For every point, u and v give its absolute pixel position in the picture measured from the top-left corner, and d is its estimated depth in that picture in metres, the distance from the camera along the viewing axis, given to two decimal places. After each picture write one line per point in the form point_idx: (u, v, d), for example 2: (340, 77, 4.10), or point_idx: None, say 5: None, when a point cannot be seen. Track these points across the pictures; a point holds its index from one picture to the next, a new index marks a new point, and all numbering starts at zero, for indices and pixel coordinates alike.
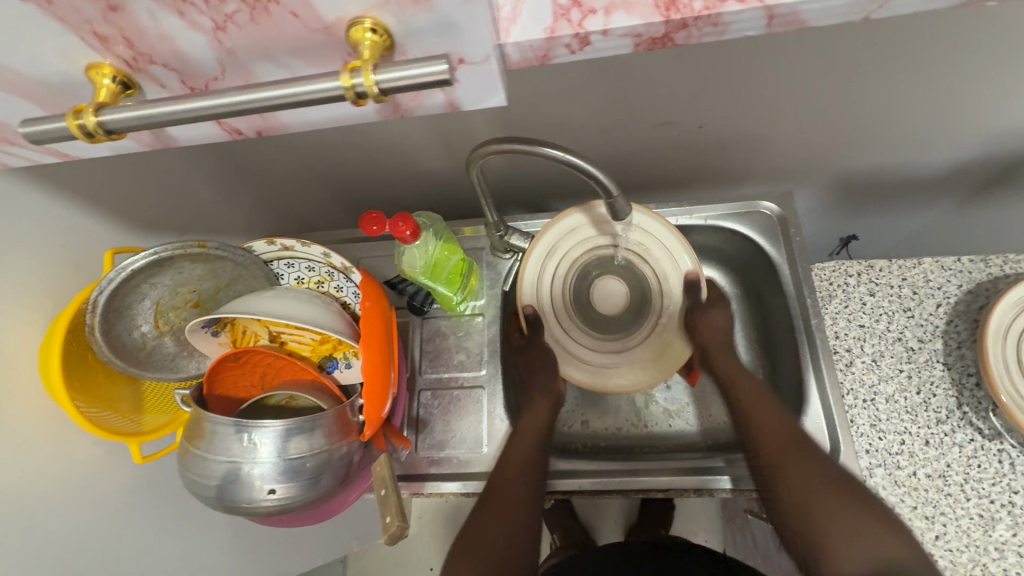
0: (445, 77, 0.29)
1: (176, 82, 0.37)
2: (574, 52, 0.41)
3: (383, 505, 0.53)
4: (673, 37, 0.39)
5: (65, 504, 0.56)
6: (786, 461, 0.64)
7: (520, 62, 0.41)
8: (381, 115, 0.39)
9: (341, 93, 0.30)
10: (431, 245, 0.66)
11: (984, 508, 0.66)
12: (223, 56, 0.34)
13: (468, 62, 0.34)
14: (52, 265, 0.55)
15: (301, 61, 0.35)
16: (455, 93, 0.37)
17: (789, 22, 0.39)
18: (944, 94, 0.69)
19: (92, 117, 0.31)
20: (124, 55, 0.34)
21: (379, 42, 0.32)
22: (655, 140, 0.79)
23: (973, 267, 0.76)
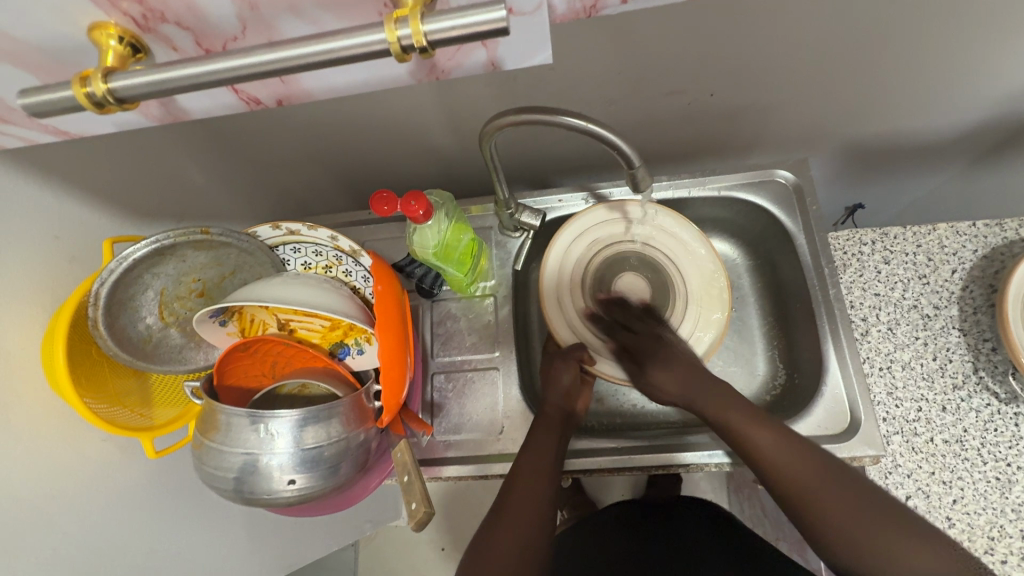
0: (503, 26, 0.26)
1: (189, 42, 0.34)
2: (625, 1, 0.35)
3: (407, 492, 0.52)
4: None
5: (78, 502, 0.54)
6: (810, 493, 0.54)
7: (566, 15, 0.36)
8: (416, 78, 0.36)
9: (385, 47, 0.27)
10: (443, 224, 0.63)
11: (1001, 471, 0.67)
12: (244, 12, 0.32)
13: (518, 12, 0.31)
14: (48, 256, 0.52)
15: (331, 15, 0.32)
16: (499, 49, 0.34)
17: None
18: (967, 53, 0.67)
19: (101, 84, 0.29)
20: (131, 12, 0.31)
21: None
22: (665, 110, 0.76)
23: (989, 231, 0.75)
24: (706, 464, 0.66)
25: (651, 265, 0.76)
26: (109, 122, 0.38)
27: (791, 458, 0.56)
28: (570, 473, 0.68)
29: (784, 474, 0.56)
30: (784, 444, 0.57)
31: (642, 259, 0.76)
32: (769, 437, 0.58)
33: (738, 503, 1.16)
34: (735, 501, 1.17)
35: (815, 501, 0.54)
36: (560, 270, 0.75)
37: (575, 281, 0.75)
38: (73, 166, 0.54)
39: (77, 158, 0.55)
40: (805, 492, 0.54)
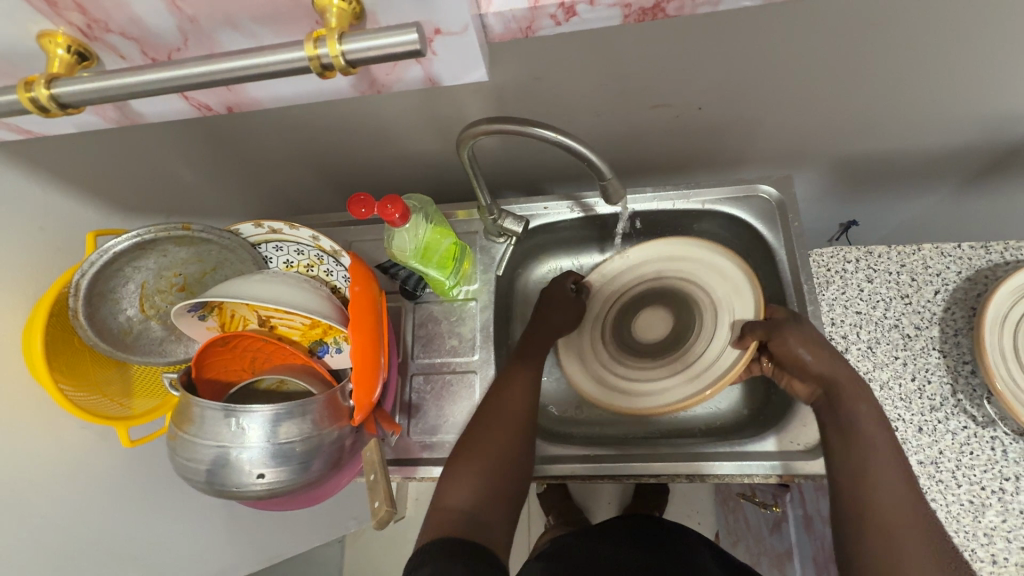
0: (417, 48, 0.27)
1: (136, 53, 0.35)
2: (560, 24, 0.39)
3: (371, 490, 0.53)
4: (664, 8, 0.37)
5: (54, 489, 0.55)
6: (895, 530, 0.46)
7: (503, 35, 0.40)
8: (359, 91, 0.37)
9: (306, 64, 0.28)
10: (421, 228, 0.65)
11: (975, 494, 0.66)
12: (185, 24, 0.33)
13: (446, 32, 0.32)
14: (33, 247, 0.54)
15: (268, 30, 0.33)
16: (433, 66, 0.35)
17: None
18: (950, 76, 0.67)
19: (44, 89, 0.30)
20: (78, 21, 0.32)
21: (347, 9, 0.30)
22: (652, 123, 0.77)
23: (973, 253, 0.75)
24: (722, 474, 0.65)
25: (671, 294, 0.75)
26: (72, 123, 0.39)
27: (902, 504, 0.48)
28: (545, 478, 0.69)
29: (879, 511, 0.48)
30: (903, 493, 0.48)
31: (647, 294, 0.76)
32: (889, 475, 0.50)
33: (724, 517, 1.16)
34: (721, 514, 1.17)
35: (897, 540, 0.46)
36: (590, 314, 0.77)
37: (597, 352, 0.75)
38: (60, 161, 0.56)
39: (65, 152, 0.56)
40: (888, 529, 0.46)
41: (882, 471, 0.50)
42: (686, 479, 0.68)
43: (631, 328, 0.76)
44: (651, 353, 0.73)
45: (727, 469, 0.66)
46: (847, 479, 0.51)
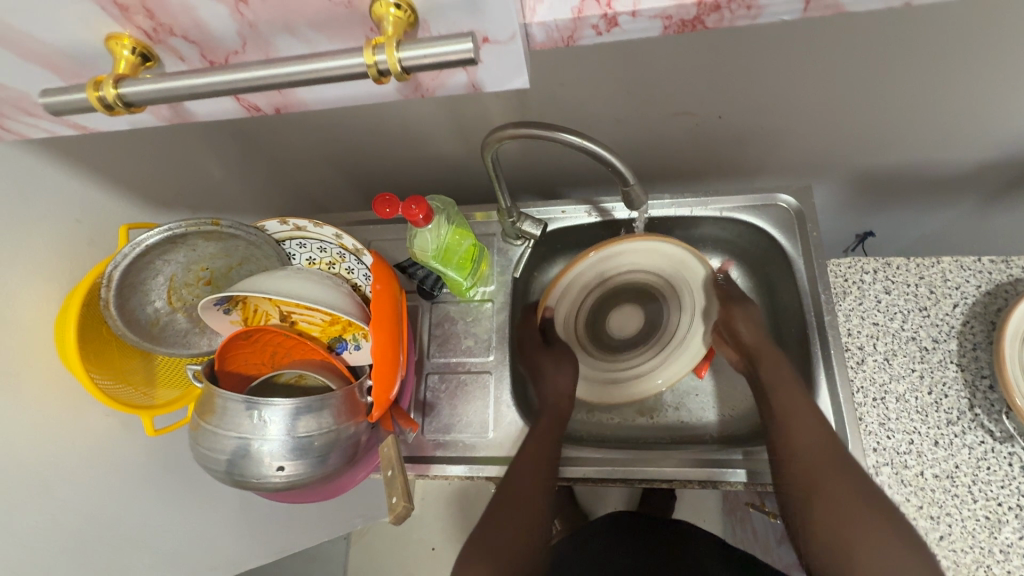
0: (471, 56, 0.28)
1: (195, 55, 0.36)
2: (601, 34, 0.40)
3: (389, 486, 0.53)
4: (704, 20, 0.39)
5: (78, 474, 0.57)
6: (814, 480, 0.59)
7: (544, 43, 0.41)
8: (401, 95, 0.38)
9: (363, 71, 0.29)
10: (443, 229, 0.66)
11: (991, 510, 0.66)
12: (245, 29, 0.34)
13: (493, 41, 0.33)
14: (68, 238, 0.55)
15: (323, 35, 0.34)
16: (477, 74, 0.36)
17: (828, 9, 0.38)
18: (976, 90, 0.67)
19: (111, 88, 0.31)
20: (144, 25, 0.34)
21: (402, 18, 0.31)
22: (672, 130, 0.77)
23: (993, 267, 0.74)
24: (733, 482, 0.66)
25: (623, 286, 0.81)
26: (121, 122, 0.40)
27: (815, 453, 0.61)
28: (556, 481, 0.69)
29: (803, 465, 0.61)
30: (815, 442, 0.62)
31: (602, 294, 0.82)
32: (802, 429, 0.63)
33: (732, 525, 1.15)
34: (728, 522, 1.16)
35: (822, 491, 0.59)
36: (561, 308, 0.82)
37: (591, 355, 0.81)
38: (96, 156, 0.58)
39: (100, 147, 0.58)
40: (811, 481, 0.60)
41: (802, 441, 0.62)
42: (698, 485, 0.68)
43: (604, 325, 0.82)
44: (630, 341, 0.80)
45: (738, 477, 0.66)
46: (777, 436, 0.64)
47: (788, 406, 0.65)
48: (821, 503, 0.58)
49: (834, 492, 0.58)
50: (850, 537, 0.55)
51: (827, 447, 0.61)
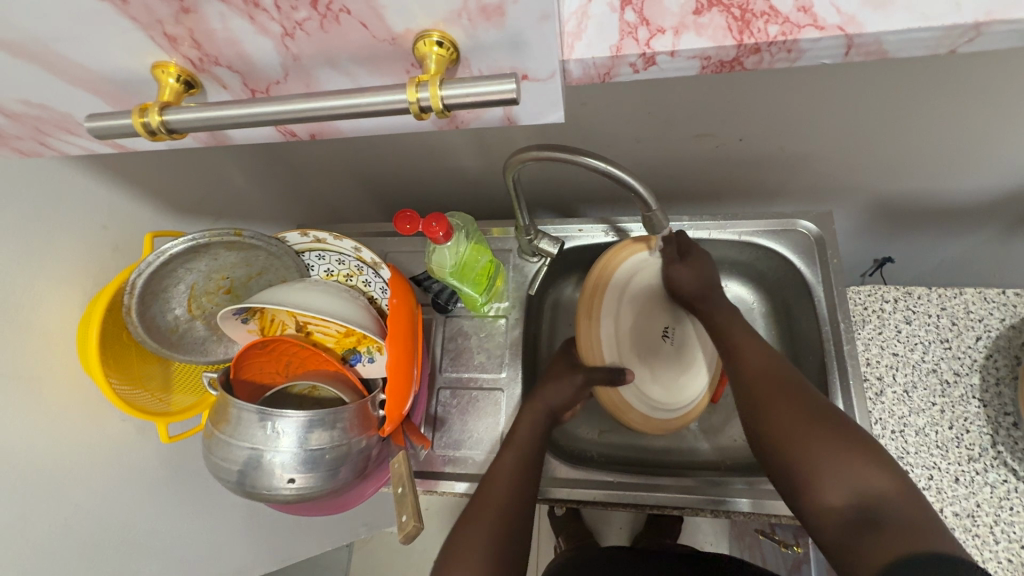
0: (513, 97, 0.28)
1: (238, 84, 0.37)
2: (637, 71, 0.41)
3: (399, 504, 0.53)
4: (742, 62, 0.40)
5: (92, 481, 0.57)
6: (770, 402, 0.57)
7: (581, 79, 0.42)
8: (437, 126, 0.39)
9: (404, 106, 0.29)
10: (462, 245, 0.66)
11: (1013, 552, 0.64)
12: (288, 61, 0.34)
13: (533, 78, 0.34)
14: (94, 247, 0.56)
15: (365, 70, 0.35)
16: (514, 109, 0.37)
17: (869, 52, 0.39)
18: (1003, 123, 0.66)
19: (156, 116, 0.32)
20: (190, 55, 0.34)
21: (446, 56, 0.32)
22: (692, 151, 0.77)
23: (1020, 301, 0.73)
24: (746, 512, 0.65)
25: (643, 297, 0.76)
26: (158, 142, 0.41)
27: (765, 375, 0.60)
28: (563, 502, 0.69)
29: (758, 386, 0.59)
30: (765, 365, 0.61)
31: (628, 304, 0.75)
32: (755, 355, 0.63)
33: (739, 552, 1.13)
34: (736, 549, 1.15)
35: (779, 413, 0.56)
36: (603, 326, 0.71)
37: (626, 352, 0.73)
38: (125, 165, 0.59)
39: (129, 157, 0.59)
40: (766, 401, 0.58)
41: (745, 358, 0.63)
42: (708, 513, 0.67)
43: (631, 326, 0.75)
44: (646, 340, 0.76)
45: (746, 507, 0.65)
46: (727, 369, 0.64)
47: (742, 339, 0.65)
48: (773, 425, 0.56)
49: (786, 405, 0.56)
50: (814, 464, 0.51)
51: (776, 370, 0.60)
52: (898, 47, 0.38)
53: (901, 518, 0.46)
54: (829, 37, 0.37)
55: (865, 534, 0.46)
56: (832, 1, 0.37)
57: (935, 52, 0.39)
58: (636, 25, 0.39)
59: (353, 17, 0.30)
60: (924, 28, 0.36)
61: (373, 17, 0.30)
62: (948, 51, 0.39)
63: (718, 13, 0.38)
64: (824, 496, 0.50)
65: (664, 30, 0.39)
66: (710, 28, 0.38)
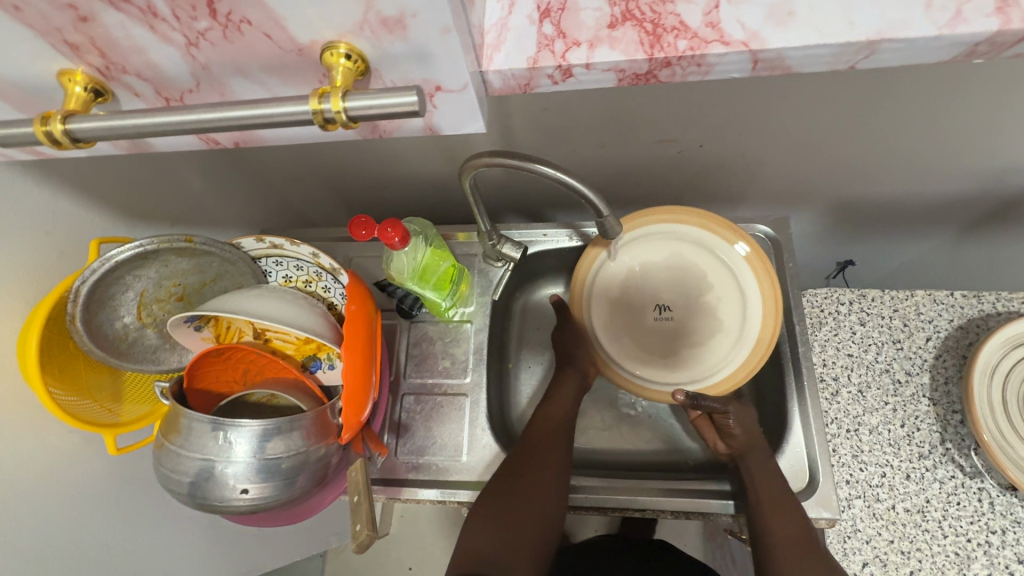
0: (416, 109, 0.28)
1: (150, 92, 0.37)
2: (557, 83, 0.42)
3: (353, 513, 0.52)
4: (656, 75, 0.41)
5: (37, 495, 0.55)
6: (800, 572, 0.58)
7: (503, 90, 0.42)
8: (360, 135, 0.39)
9: (308, 117, 0.29)
10: (420, 251, 0.66)
11: (961, 546, 0.66)
12: (198, 72, 0.34)
13: (446, 90, 0.34)
14: (35, 255, 0.55)
15: (277, 79, 0.35)
16: (433, 118, 0.37)
17: (774, 68, 0.40)
18: (943, 131, 0.69)
19: (59, 125, 0.31)
20: (96, 63, 0.34)
21: (353, 68, 0.32)
22: (653, 157, 0.78)
23: (966, 302, 0.75)
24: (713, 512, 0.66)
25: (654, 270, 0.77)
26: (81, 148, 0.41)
27: (799, 547, 0.59)
28: None
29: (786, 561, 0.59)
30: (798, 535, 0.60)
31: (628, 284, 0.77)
32: (789, 524, 0.60)
33: (712, 550, 1.15)
34: (708, 547, 1.16)
35: None
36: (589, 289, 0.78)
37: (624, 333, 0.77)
38: (69, 171, 0.57)
39: (75, 163, 0.58)
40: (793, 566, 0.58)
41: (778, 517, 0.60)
42: (672, 515, 0.68)
43: (635, 304, 0.77)
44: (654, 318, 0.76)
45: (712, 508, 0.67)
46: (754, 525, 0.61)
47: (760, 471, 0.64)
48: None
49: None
50: None
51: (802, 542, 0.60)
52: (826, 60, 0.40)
53: None
54: (735, 52, 0.38)
55: None
56: (736, 20, 0.39)
57: (836, 67, 0.41)
58: (551, 40, 0.40)
59: (255, 28, 0.30)
60: (824, 45, 0.37)
61: (275, 28, 0.30)
62: (850, 66, 0.40)
63: (631, 27, 0.39)
64: None
65: (578, 44, 0.40)
66: (622, 42, 0.39)
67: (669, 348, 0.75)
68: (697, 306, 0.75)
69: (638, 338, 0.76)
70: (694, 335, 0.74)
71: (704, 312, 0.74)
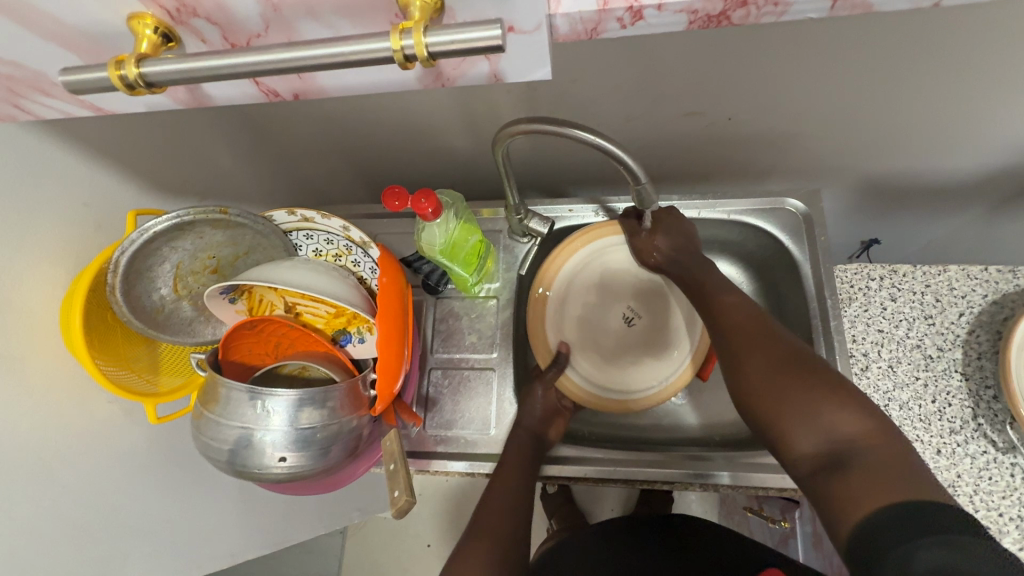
0: (500, 44, 0.28)
1: (217, 37, 0.36)
2: (625, 27, 0.41)
3: (391, 479, 0.53)
4: (729, 16, 0.40)
5: (81, 460, 0.56)
6: (746, 347, 0.58)
7: (568, 35, 0.42)
8: (422, 83, 0.39)
9: (389, 55, 0.29)
10: (452, 224, 0.65)
11: (992, 520, 0.66)
12: (268, 12, 0.34)
13: (518, 30, 0.34)
14: (76, 223, 0.55)
15: (347, 21, 0.34)
16: (500, 64, 0.36)
17: (854, 5, 0.39)
18: (985, 100, 0.67)
19: (134, 69, 0.31)
20: (168, 5, 0.34)
21: (430, 4, 0.31)
22: (682, 130, 0.77)
23: (1001, 277, 0.74)
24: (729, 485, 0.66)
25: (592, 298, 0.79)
26: (139, 104, 0.41)
27: (747, 329, 0.60)
28: (558, 479, 0.69)
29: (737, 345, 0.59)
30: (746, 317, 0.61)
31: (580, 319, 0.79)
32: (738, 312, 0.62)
33: None
34: None
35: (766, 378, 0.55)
36: (566, 269, 0.78)
37: (610, 358, 0.77)
38: (106, 139, 0.58)
39: (112, 133, 0.58)
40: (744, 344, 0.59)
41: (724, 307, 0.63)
42: (696, 488, 0.68)
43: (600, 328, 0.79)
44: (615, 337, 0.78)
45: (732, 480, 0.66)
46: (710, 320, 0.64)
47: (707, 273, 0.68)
48: (748, 377, 0.57)
49: (770, 356, 0.56)
50: (785, 417, 0.52)
51: (754, 325, 0.60)
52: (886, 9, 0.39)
53: (871, 458, 0.47)
54: None
55: (834, 475, 0.47)
56: None
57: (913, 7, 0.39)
58: None
59: None
60: None
61: None
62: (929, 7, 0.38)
63: None
64: (796, 443, 0.51)
65: None
66: None
67: (647, 341, 0.78)
68: (642, 299, 0.80)
69: (622, 357, 0.77)
70: (656, 318, 0.79)
71: (645, 301, 0.80)
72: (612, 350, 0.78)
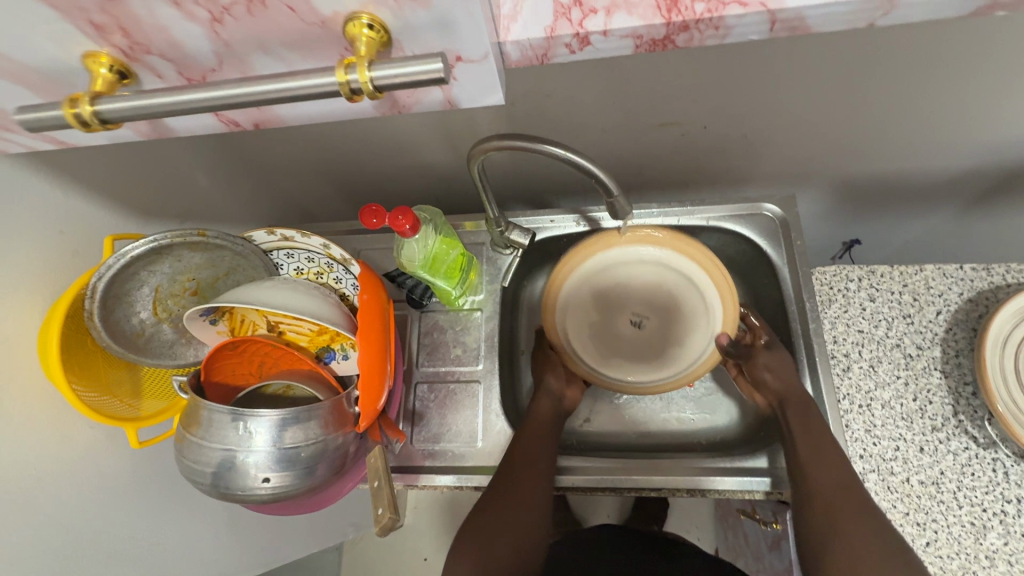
0: (441, 77, 0.29)
1: (173, 73, 0.37)
2: (574, 52, 0.42)
3: (375, 497, 0.53)
4: (674, 40, 0.41)
5: (63, 489, 0.56)
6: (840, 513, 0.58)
7: (520, 62, 0.43)
8: (380, 111, 0.39)
9: (335, 89, 0.30)
10: (431, 239, 0.66)
11: (976, 516, 0.66)
12: (221, 49, 0.35)
13: (466, 60, 0.35)
14: (52, 251, 0.55)
15: (297, 55, 0.35)
16: (454, 91, 0.37)
17: (793, 28, 0.40)
18: (950, 104, 0.68)
19: (87, 107, 0.32)
20: (120, 44, 0.34)
21: (376, 38, 0.32)
22: (658, 140, 0.78)
23: (975, 275, 0.75)
24: (724, 490, 0.66)
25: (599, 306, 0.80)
26: (102, 137, 0.41)
27: (841, 495, 0.59)
28: None
29: (821, 513, 0.59)
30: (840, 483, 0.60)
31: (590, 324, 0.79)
32: (829, 477, 0.61)
33: (724, 533, 1.15)
34: (720, 531, 1.16)
35: (851, 544, 0.56)
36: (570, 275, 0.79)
37: (621, 359, 0.78)
38: (83, 165, 0.58)
39: (88, 160, 0.58)
40: (834, 510, 0.58)
41: (819, 466, 0.61)
42: (686, 493, 0.68)
43: (610, 331, 0.79)
44: (626, 339, 0.79)
45: (726, 485, 0.66)
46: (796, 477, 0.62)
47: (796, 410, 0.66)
48: (834, 546, 0.56)
49: (862, 535, 0.56)
50: None
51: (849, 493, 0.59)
52: (825, 31, 0.42)
53: None
54: (752, 13, 0.38)
55: None
56: None
57: (855, 26, 0.41)
58: (568, 7, 0.40)
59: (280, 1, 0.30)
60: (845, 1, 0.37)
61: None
62: (868, 24, 0.40)
63: None
64: None
65: (595, 10, 0.40)
66: (640, 7, 0.39)
67: (659, 343, 0.78)
68: (655, 300, 0.79)
69: (630, 356, 0.78)
70: (672, 321, 0.78)
71: (658, 302, 0.79)
72: (623, 353, 0.78)
